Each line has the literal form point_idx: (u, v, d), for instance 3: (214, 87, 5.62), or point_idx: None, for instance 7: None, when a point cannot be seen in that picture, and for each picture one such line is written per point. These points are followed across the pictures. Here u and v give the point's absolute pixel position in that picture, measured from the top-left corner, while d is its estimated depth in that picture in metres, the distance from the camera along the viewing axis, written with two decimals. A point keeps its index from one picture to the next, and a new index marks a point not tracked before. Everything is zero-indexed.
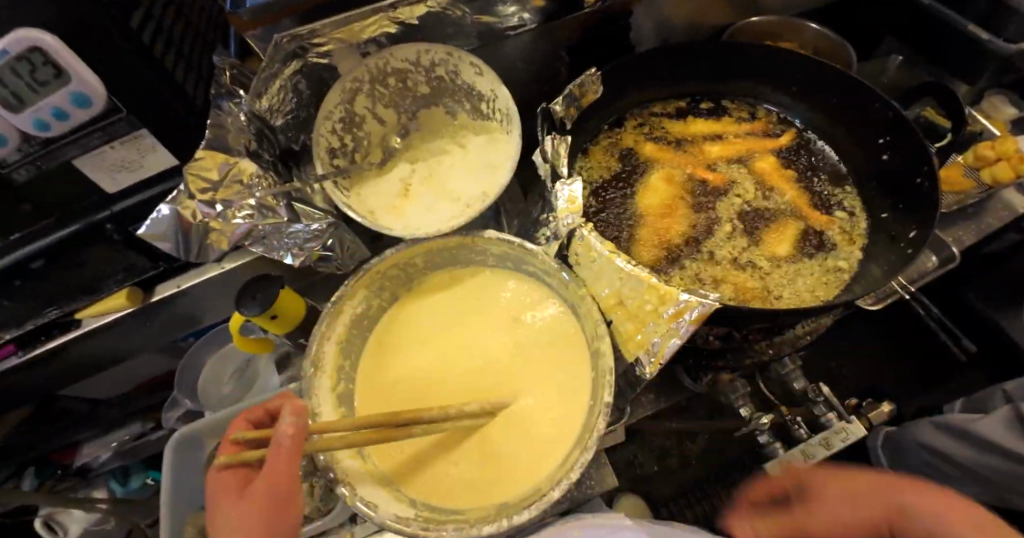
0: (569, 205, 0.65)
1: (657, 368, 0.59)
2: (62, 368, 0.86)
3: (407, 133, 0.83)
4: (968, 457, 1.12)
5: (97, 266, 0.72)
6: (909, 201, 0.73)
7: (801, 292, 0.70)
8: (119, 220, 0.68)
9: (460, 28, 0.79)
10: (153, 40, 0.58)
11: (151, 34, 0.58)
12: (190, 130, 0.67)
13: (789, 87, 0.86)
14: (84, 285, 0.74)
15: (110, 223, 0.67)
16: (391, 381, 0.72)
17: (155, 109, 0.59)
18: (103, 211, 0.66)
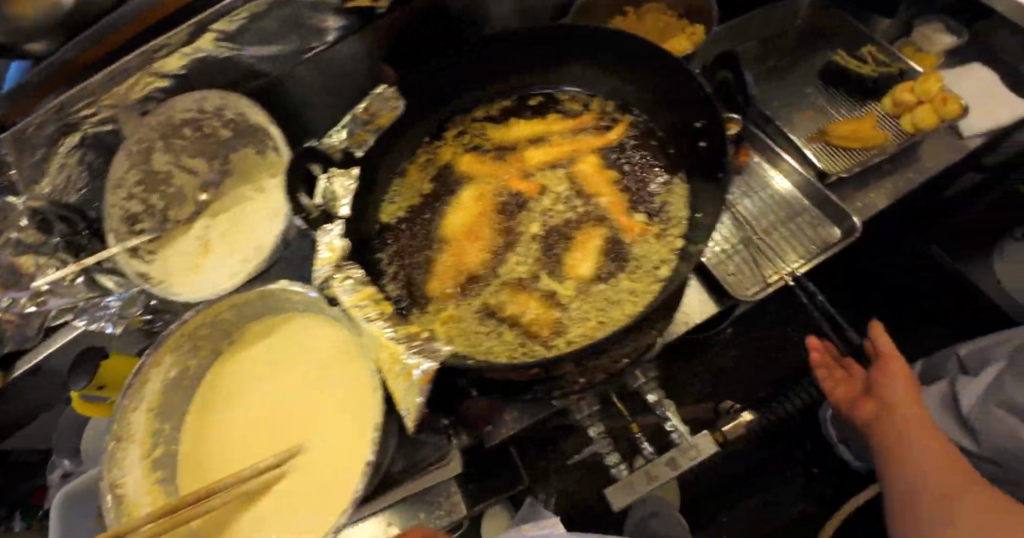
0: (326, 256, 0.63)
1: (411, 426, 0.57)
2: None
3: (217, 182, 0.81)
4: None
5: None
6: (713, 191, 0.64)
7: (592, 320, 0.62)
8: None
9: (242, 63, 0.76)
10: None
11: None
12: None
13: (614, 69, 0.76)
14: None
15: None
16: (215, 436, 0.75)
17: None
18: None
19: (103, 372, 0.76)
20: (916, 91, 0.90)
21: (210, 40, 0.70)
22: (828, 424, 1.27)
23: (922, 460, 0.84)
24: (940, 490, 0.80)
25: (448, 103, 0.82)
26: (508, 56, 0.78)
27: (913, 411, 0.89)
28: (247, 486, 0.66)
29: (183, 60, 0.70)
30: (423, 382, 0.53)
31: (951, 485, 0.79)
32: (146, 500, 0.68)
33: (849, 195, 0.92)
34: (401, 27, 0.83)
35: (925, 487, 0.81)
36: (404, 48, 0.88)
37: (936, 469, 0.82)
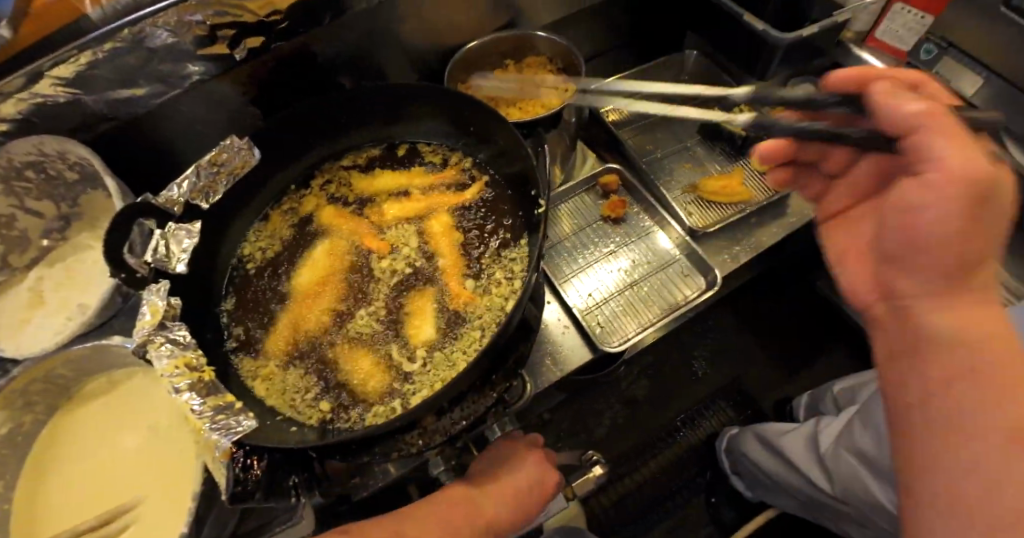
0: (146, 318, 0.60)
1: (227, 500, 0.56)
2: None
3: (67, 226, 0.79)
4: (778, 470, 1.07)
5: None
6: None
7: (416, 388, 0.63)
8: None
9: (95, 110, 0.75)
10: None
11: None
12: None
13: (469, 127, 0.78)
14: None
15: None
16: (43, 492, 0.71)
17: None
18: None
19: None
20: None
21: (48, 85, 0.67)
22: (722, 456, 1.29)
23: (974, 280, 0.45)
24: (958, 334, 0.44)
25: (313, 152, 0.81)
26: (367, 112, 0.79)
27: (981, 162, 0.41)
28: None
29: (21, 105, 0.68)
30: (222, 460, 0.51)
31: (986, 347, 0.42)
32: None
33: (716, 246, 0.96)
34: (273, 71, 0.84)
35: (950, 332, 0.44)
36: (275, 91, 0.88)
37: (969, 324, 0.44)
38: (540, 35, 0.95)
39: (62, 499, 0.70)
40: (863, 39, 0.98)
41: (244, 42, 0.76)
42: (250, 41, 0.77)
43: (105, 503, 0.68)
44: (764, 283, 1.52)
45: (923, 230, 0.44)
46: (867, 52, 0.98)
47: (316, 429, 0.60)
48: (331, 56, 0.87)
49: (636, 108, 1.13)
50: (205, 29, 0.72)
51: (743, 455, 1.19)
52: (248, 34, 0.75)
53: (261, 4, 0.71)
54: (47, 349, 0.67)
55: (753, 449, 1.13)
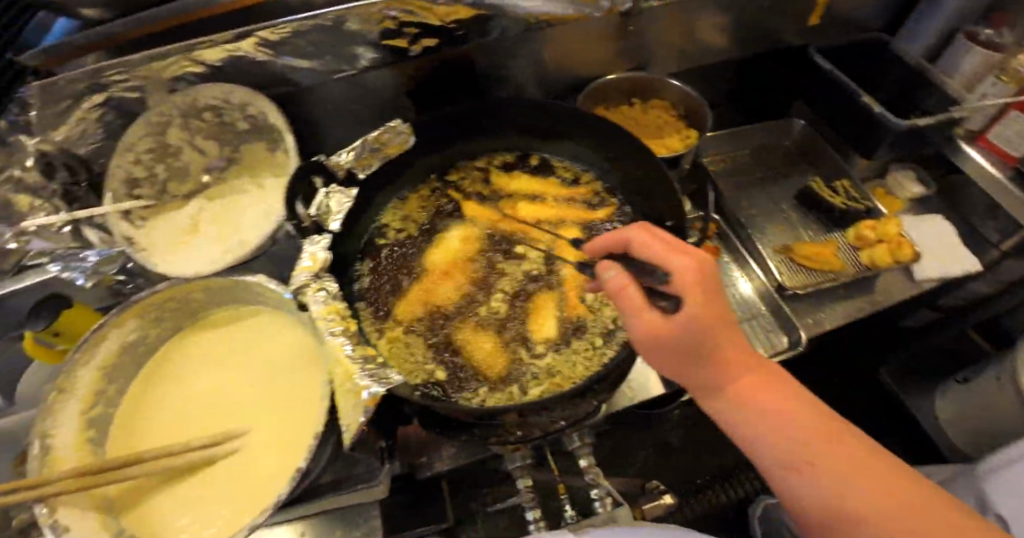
0: (307, 264, 0.66)
1: (348, 444, 0.59)
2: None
3: (223, 168, 0.86)
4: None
5: None
6: None
7: (535, 381, 0.67)
8: None
9: (278, 73, 0.82)
10: None
11: None
12: None
13: (608, 153, 0.84)
14: None
15: None
16: (154, 403, 0.76)
17: None
18: None
19: (62, 319, 0.76)
20: (877, 230, 0.99)
21: (250, 44, 0.75)
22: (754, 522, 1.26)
23: (710, 360, 0.53)
24: (748, 394, 0.53)
25: (456, 145, 0.87)
26: (515, 120, 0.86)
27: (718, 304, 0.52)
28: (172, 462, 0.66)
29: (221, 54, 0.75)
30: (369, 404, 0.56)
31: (801, 434, 0.51)
32: (71, 456, 0.68)
33: (801, 309, 0.99)
34: (432, 71, 0.92)
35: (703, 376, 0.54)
36: (427, 87, 0.95)
37: (786, 413, 0.52)
38: (672, 83, 1.01)
39: (170, 415, 0.75)
40: (975, 138, 0.99)
41: (422, 42, 0.84)
42: (426, 41, 0.85)
43: (213, 425, 0.73)
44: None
45: (673, 337, 0.51)
46: (973, 152, 0.98)
47: (442, 396, 0.64)
48: (485, 66, 0.95)
49: (734, 164, 1.18)
50: (394, 23, 0.79)
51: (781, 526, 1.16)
52: (425, 35, 0.84)
53: (447, 11, 0.79)
54: (201, 273, 0.73)
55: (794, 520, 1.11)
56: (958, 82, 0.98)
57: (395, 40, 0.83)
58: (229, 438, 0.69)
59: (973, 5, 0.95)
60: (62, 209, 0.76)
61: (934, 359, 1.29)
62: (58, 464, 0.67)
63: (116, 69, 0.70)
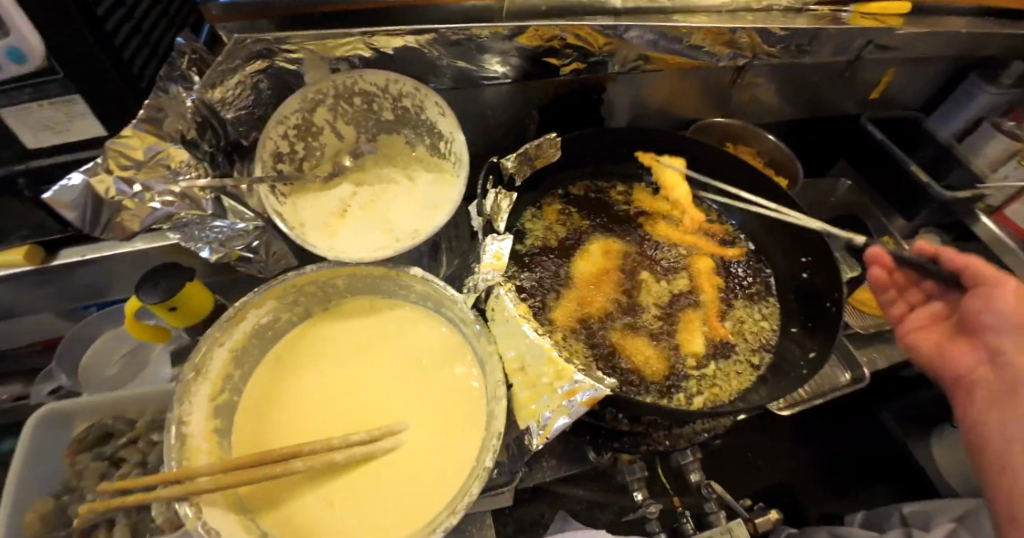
0: (492, 261, 0.67)
1: (542, 442, 0.57)
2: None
3: (361, 154, 0.83)
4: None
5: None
6: (818, 325, 0.75)
7: (693, 392, 0.70)
8: (34, 177, 0.64)
9: (435, 68, 0.82)
10: (127, 41, 0.61)
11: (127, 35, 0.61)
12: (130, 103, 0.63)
13: (733, 191, 0.92)
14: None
15: (24, 178, 0.63)
16: (282, 390, 0.69)
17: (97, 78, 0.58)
18: (18, 164, 0.62)
19: (182, 293, 0.69)
20: None
21: (425, 39, 0.75)
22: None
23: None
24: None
25: (590, 168, 0.95)
26: (649, 151, 0.93)
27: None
28: (334, 455, 0.61)
29: (396, 43, 0.75)
30: (583, 404, 0.56)
31: None
32: (203, 446, 0.60)
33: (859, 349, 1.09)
34: (567, 92, 0.97)
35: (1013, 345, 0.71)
36: (557, 106, 1.00)
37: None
38: (769, 137, 1.08)
39: (301, 405, 0.68)
40: (993, 213, 1.14)
41: (573, 64, 0.89)
42: (576, 65, 0.89)
43: (358, 417, 0.68)
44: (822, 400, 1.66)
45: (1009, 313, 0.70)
46: (989, 221, 1.14)
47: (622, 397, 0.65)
48: (608, 94, 1.02)
49: None
50: (560, 43, 0.83)
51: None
52: (578, 59, 0.88)
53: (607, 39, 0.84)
54: (361, 258, 0.69)
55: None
56: (982, 162, 1.13)
57: (551, 56, 0.86)
58: (391, 433, 0.64)
59: (999, 101, 1.13)
60: (211, 173, 0.70)
61: (934, 406, 1.45)
62: (193, 455, 0.59)
63: (299, 39, 0.67)
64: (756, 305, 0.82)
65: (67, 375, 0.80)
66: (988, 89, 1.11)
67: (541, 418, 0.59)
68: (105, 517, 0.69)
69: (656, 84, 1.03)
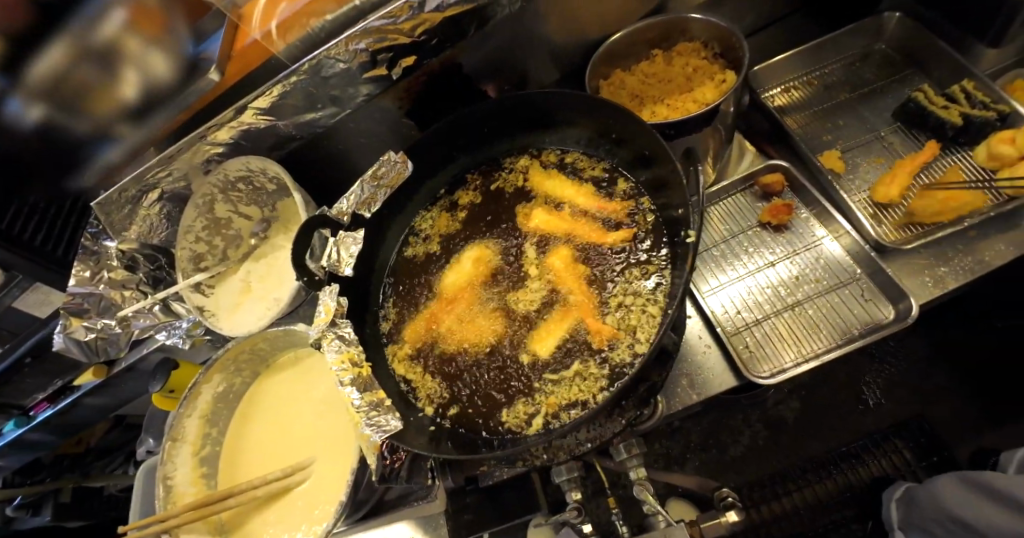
0: (322, 315, 0.71)
1: None
2: (62, 428, 1.07)
3: (266, 226, 0.95)
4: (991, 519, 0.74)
5: (58, 360, 0.95)
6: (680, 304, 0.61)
7: (535, 407, 0.65)
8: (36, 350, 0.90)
9: (285, 131, 0.87)
10: (35, 232, 0.82)
11: (34, 227, 0.82)
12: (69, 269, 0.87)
13: (611, 135, 0.76)
14: (71, 363, 0.97)
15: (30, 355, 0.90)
16: (246, 438, 0.90)
17: (25, 265, 0.82)
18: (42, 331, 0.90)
19: (171, 380, 0.93)
20: (1018, 142, 0.73)
21: (249, 116, 0.80)
22: (892, 506, 0.97)
23: None
24: None
25: (469, 163, 0.88)
26: (514, 124, 0.82)
27: None
28: (258, 492, 0.78)
29: (231, 131, 0.82)
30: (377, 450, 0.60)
31: None
32: (189, 489, 0.84)
33: (912, 266, 0.78)
34: (424, 86, 0.89)
35: None
36: (426, 101, 0.92)
37: None
38: (694, 17, 0.84)
39: (260, 451, 0.87)
40: None
41: (401, 63, 0.82)
42: (405, 61, 0.82)
43: (289, 457, 0.84)
44: (950, 311, 1.24)
45: None
46: None
47: (439, 426, 0.67)
48: (472, 65, 0.88)
49: (812, 88, 0.96)
50: (367, 55, 0.77)
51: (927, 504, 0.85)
52: (404, 55, 0.81)
53: (412, 26, 0.75)
54: (252, 330, 0.84)
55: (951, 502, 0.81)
56: None
57: (376, 70, 0.81)
58: (298, 469, 0.79)
59: None
60: (149, 292, 0.90)
61: None
62: (182, 496, 0.82)
63: (154, 171, 0.80)
64: (645, 283, 0.67)
65: (151, 439, 1.03)
66: None
67: None
68: None
69: (533, 24, 0.86)
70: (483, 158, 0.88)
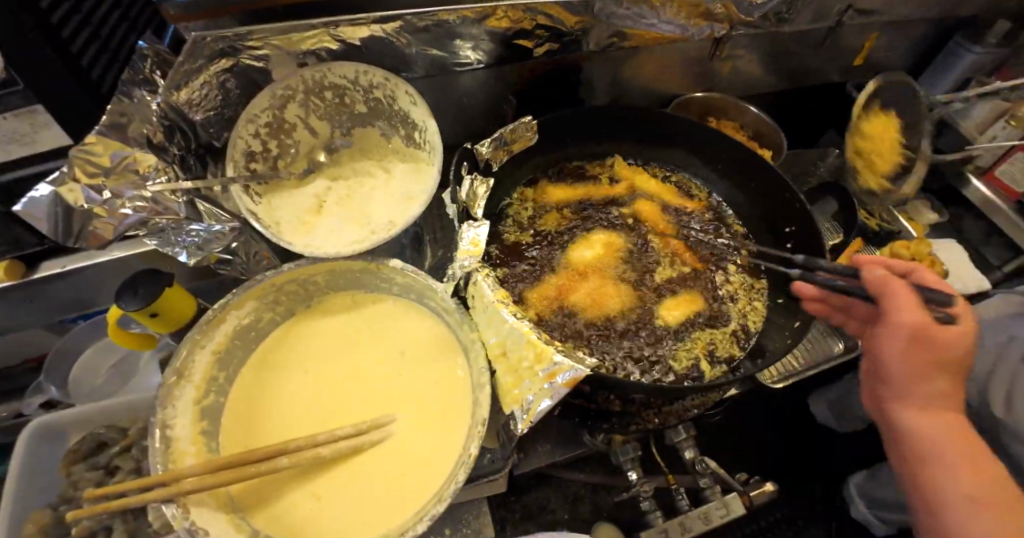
0: (469, 248, 0.67)
1: (526, 426, 0.57)
2: None
3: (336, 148, 0.82)
4: None
5: None
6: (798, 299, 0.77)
7: (688, 357, 0.74)
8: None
9: (406, 56, 0.81)
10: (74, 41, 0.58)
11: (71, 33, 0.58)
12: (95, 113, 0.63)
13: (716, 164, 0.91)
14: None
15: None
16: (265, 397, 0.69)
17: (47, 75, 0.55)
18: None
19: (162, 300, 0.67)
20: (909, 250, 1.10)
21: (392, 26, 0.73)
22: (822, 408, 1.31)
23: None
24: None
25: (573, 149, 0.92)
26: (641, 128, 0.91)
27: None
28: (319, 450, 0.61)
29: (364, 32, 0.73)
30: (565, 386, 0.56)
31: None
32: (190, 449, 0.61)
33: None
34: (541, 73, 0.95)
35: None
36: (534, 89, 0.97)
37: None
38: (751, 109, 1.08)
39: (290, 408, 0.69)
40: (983, 174, 1.14)
41: (545, 45, 0.87)
42: (549, 45, 0.88)
43: (347, 416, 0.68)
44: None
45: None
46: (980, 183, 1.13)
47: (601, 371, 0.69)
48: (584, 72, 0.98)
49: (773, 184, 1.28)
50: (529, 23, 0.81)
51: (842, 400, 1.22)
52: (551, 39, 0.86)
53: (577, 19, 0.82)
54: (330, 254, 0.69)
55: (858, 402, 1.17)
56: (971, 125, 1.13)
57: (523, 38, 0.84)
58: (376, 426, 0.65)
59: (985, 62, 1.12)
60: (181, 176, 0.69)
61: None
62: (180, 452, 0.60)
63: (262, 34, 0.65)
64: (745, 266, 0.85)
65: (56, 387, 0.80)
66: (974, 50, 1.10)
67: (526, 403, 0.58)
68: (103, 523, 0.68)
69: (637, 61, 1.00)
70: (583, 148, 0.93)
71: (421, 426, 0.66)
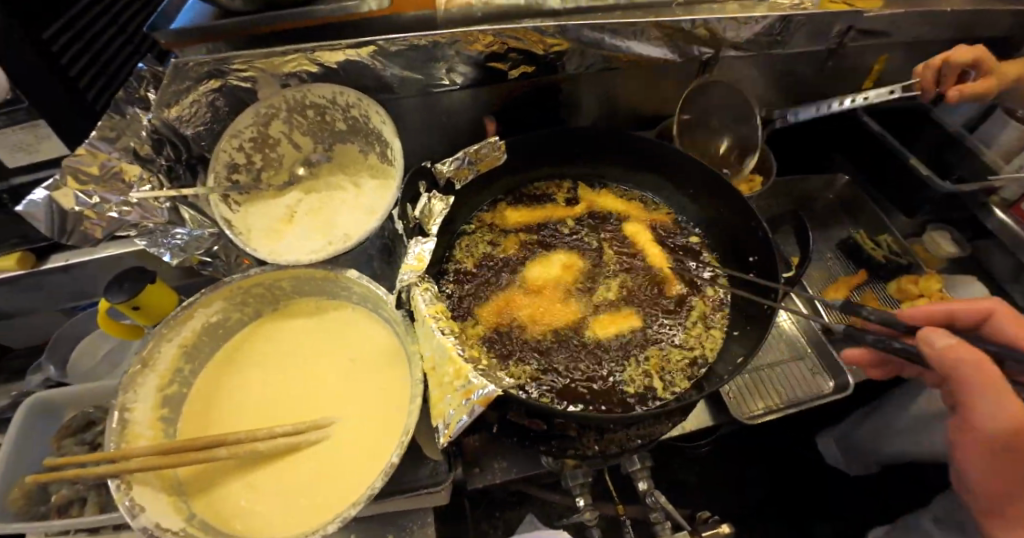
0: (413, 263, 0.70)
1: (446, 441, 0.58)
2: None
3: (317, 163, 0.87)
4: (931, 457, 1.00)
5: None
6: (754, 328, 0.74)
7: (636, 378, 0.72)
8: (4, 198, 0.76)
9: (385, 78, 0.85)
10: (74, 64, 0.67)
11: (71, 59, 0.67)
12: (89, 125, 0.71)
13: (688, 190, 0.90)
14: None
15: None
16: (222, 391, 0.75)
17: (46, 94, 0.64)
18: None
19: (142, 296, 0.74)
20: (918, 285, 1.03)
21: (366, 51, 0.78)
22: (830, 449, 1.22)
23: None
24: None
25: (544, 168, 0.93)
26: (611, 150, 0.91)
27: None
28: (256, 445, 0.66)
29: (339, 57, 0.78)
30: (479, 404, 0.57)
31: None
32: (146, 433, 0.67)
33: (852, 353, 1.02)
34: (522, 93, 0.97)
35: None
36: (514, 109, 1.00)
37: None
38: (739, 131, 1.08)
39: (244, 405, 0.73)
40: (1010, 206, 1.04)
41: (521, 68, 0.89)
42: (524, 68, 0.90)
43: (291, 415, 0.72)
44: None
45: None
46: (1004, 215, 1.04)
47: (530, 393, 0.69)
48: (567, 93, 1.00)
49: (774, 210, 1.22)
50: (502, 48, 0.83)
51: (854, 441, 1.13)
52: (526, 62, 0.89)
53: (550, 42, 0.84)
54: (291, 262, 0.74)
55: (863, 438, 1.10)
56: (996, 153, 1.04)
57: (498, 62, 0.87)
58: (316, 427, 0.69)
59: None
60: (165, 184, 0.76)
61: None
62: (135, 434, 0.66)
63: (242, 60, 0.72)
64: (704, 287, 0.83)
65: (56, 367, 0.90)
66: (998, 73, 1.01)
67: (447, 418, 0.59)
68: (80, 494, 0.75)
69: (623, 82, 1.01)
70: (554, 168, 0.94)
71: (353, 429, 0.69)
